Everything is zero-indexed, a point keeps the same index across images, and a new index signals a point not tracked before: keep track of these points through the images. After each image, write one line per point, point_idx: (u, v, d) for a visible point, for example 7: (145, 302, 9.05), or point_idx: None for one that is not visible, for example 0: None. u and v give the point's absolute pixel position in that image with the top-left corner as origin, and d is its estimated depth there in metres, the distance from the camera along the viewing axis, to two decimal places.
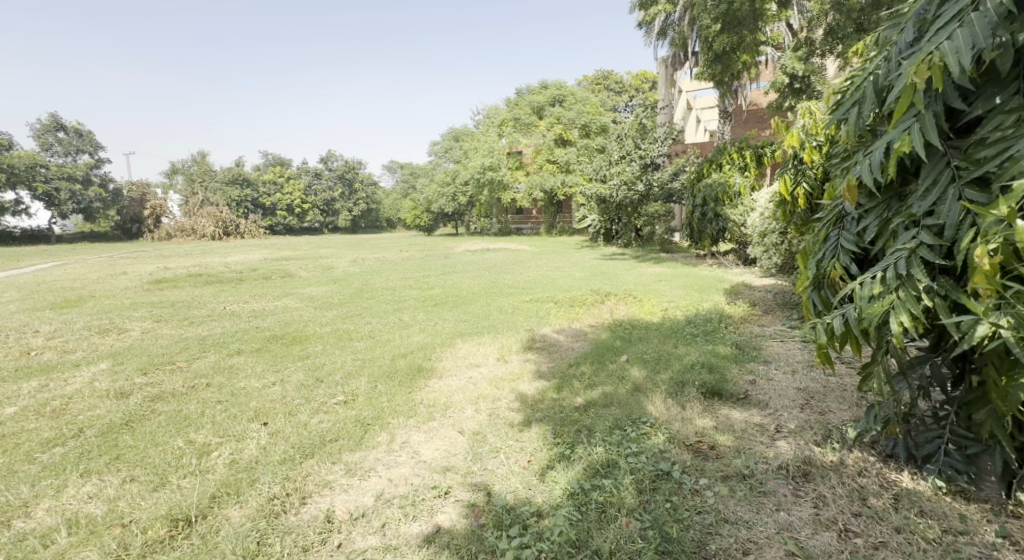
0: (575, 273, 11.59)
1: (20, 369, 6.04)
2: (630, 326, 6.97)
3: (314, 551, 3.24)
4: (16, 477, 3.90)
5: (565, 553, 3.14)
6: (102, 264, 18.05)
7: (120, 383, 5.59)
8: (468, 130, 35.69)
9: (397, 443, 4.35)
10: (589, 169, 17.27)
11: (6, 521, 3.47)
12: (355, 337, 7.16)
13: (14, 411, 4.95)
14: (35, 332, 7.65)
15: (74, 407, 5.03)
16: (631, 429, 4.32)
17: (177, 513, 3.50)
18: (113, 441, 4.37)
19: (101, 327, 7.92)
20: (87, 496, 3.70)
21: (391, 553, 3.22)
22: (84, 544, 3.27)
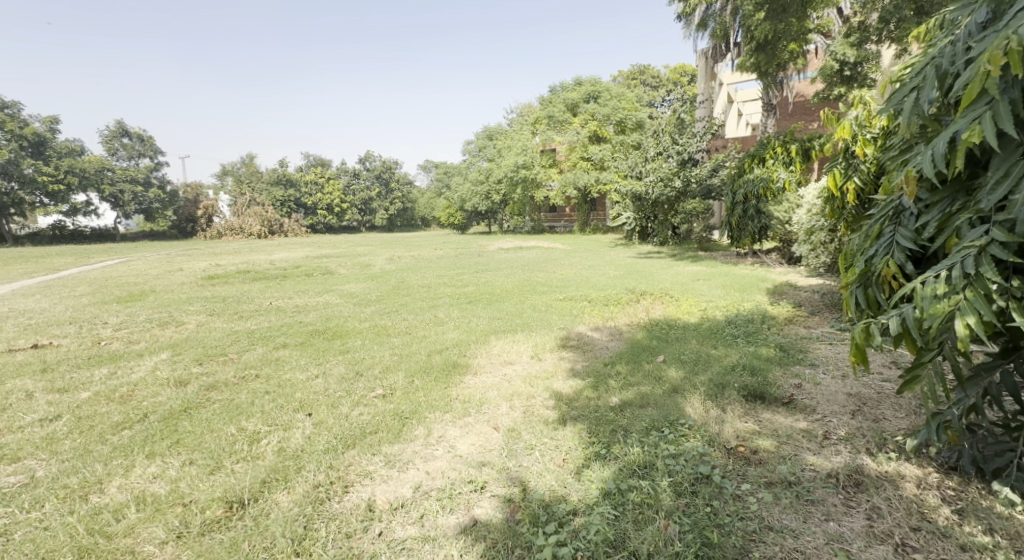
0: (610, 271, 11.45)
1: (90, 357, 6.37)
2: (667, 325, 6.81)
3: (356, 538, 3.29)
4: (91, 455, 4.11)
5: (603, 552, 3.09)
6: (159, 261, 18.89)
7: (178, 372, 5.83)
8: (502, 129, 35.74)
9: (434, 437, 4.37)
10: (624, 165, 17.00)
11: (82, 496, 3.66)
12: (393, 333, 7.25)
13: (87, 396, 5.21)
14: (103, 324, 8.07)
15: (139, 394, 5.26)
16: (668, 430, 4.22)
17: (232, 496, 3.61)
18: (174, 426, 4.55)
19: (161, 319, 8.29)
20: (152, 476, 3.87)
21: (429, 543, 3.24)
22: (151, 520, 3.43)
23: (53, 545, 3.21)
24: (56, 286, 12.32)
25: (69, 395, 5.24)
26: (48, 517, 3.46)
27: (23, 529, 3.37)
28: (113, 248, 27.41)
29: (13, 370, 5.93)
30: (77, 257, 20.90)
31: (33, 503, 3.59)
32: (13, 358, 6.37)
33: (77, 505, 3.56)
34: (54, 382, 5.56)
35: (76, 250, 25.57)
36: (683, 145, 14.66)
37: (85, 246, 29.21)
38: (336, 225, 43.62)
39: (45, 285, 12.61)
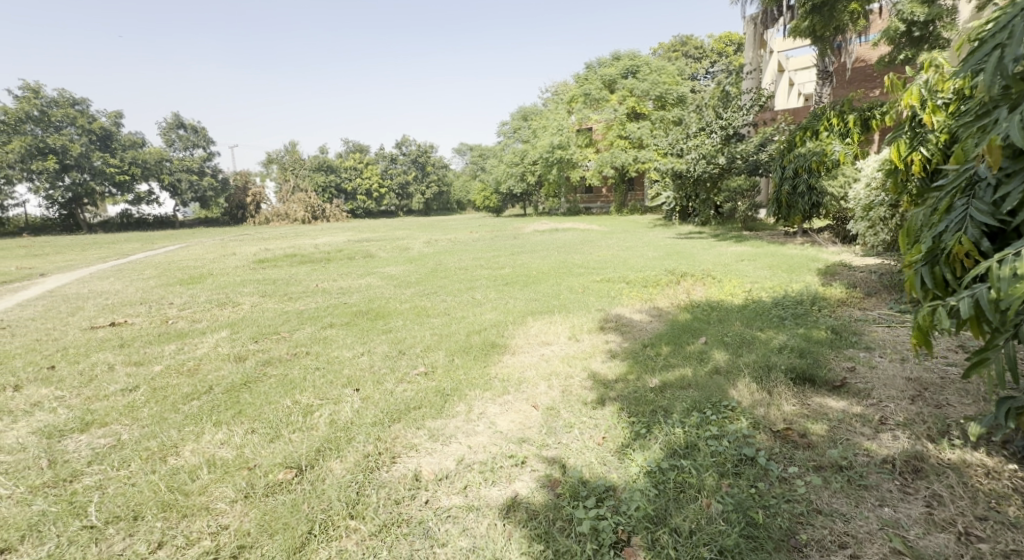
0: (649, 252, 11.22)
1: (159, 334, 6.69)
2: (709, 307, 6.63)
3: (404, 505, 3.36)
4: (166, 423, 4.34)
5: (645, 528, 3.07)
6: (214, 246, 19.67)
7: (237, 348, 6.07)
8: (537, 109, 35.22)
9: (475, 414, 4.40)
10: (664, 143, 16.51)
11: (161, 458, 3.88)
12: (433, 313, 7.32)
13: (159, 369, 5.49)
14: (169, 304, 8.48)
15: (204, 368, 5.50)
16: (711, 411, 4.13)
17: (291, 462, 3.75)
18: (236, 397, 4.74)
19: (219, 300, 8.64)
20: (219, 442, 4.06)
21: (473, 513, 3.29)
22: (222, 481, 3.59)
23: (140, 500, 3.41)
24: (125, 269, 13.01)
25: (143, 368, 5.54)
26: (135, 475, 3.68)
27: (113, 484, 3.58)
28: (171, 234, 28.76)
29: (94, 345, 6.30)
30: (141, 243, 22.07)
31: (119, 464, 3.81)
32: (93, 334, 6.77)
33: (158, 465, 3.77)
34: (130, 356, 5.88)
35: (137, 237, 26.81)
36: (728, 120, 14.06)
37: (146, 233, 30.79)
38: (374, 210, 44.28)
39: (116, 268, 13.34)
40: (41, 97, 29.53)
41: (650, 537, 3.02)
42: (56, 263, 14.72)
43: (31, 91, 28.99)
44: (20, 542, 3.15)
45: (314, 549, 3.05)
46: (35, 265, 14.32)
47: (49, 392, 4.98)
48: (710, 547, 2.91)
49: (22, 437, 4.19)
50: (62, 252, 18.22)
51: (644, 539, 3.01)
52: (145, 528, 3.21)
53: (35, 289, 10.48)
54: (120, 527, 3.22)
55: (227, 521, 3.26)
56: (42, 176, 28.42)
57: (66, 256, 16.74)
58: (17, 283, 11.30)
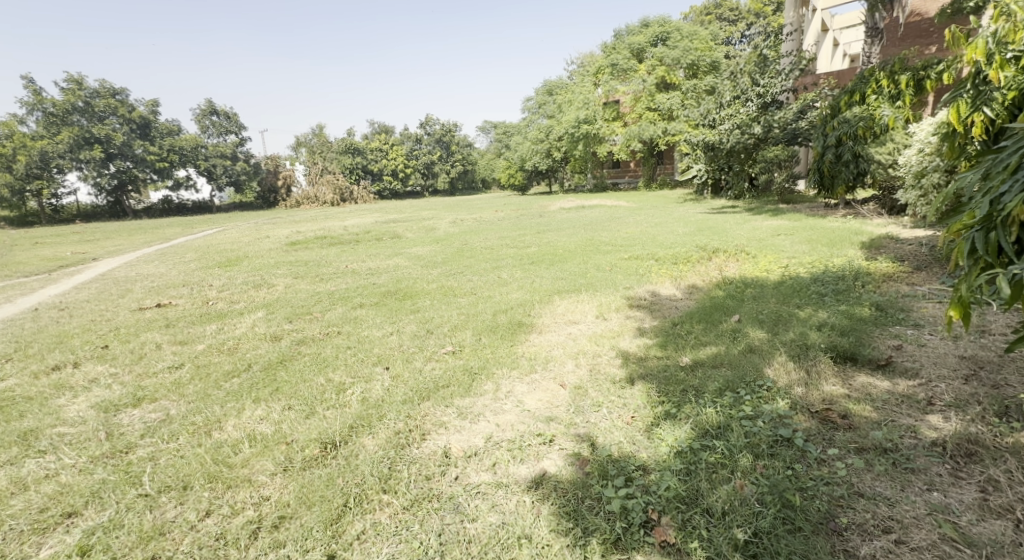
0: (679, 228, 10.94)
1: (201, 315, 6.85)
2: (743, 283, 6.41)
3: (434, 481, 3.37)
4: (210, 399, 4.44)
5: (676, 507, 3.01)
6: (247, 229, 20.04)
7: (273, 328, 6.17)
8: (563, 83, 34.41)
9: (503, 392, 4.37)
10: (695, 113, 15.94)
11: (206, 432, 3.97)
12: (460, 293, 7.29)
13: (202, 348, 5.62)
14: (209, 286, 8.67)
15: (243, 347, 5.61)
16: (745, 391, 4.01)
17: (326, 438, 3.79)
18: (273, 375, 4.82)
19: (254, 281, 8.79)
20: (259, 418, 4.13)
21: (503, 489, 3.27)
22: (262, 454, 3.66)
23: (188, 471, 3.50)
24: (168, 253, 13.37)
25: (188, 347, 5.69)
26: (183, 448, 3.78)
27: (165, 456, 3.70)
28: (209, 218, 29.47)
29: (142, 325, 6.50)
30: (180, 228, 22.61)
31: (167, 438, 3.91)
32: (141, 315, 6.98)
33: (204, 439, 3.87)
34: (175, 336, 6.04)
35: (178, 222, 27.52)
36: (765, 86, 13.56)
37: (186, 217, 31.64)
38: (401, 191, 44.32)
39: (160, 253, 13.73)
40: (85, 88, 30.27)
41: (681, 517, 2.96)
42: (104, 248, 15.23)
43: (75, 82, 29.85)
44: (85, 507, 3.27)
45: (349, 522, 3.08)
46: (87, 250, 14.88)
47: (103, 370, 5.14)
48: (745, 528, 2.84)
49: (82, 411, 4.36)
50: (110, 237, 18.94)
51: (675, 519, 2.95)
52: (194, 497, 3.29)
53: (86, 273, 10.85)
54: (171, 496, 3.31)
55: (268, 492, 3.32)
56: (90, 165, 29.39)
57: (114, 241, 17.31)
58: (71, 267, 11.73)
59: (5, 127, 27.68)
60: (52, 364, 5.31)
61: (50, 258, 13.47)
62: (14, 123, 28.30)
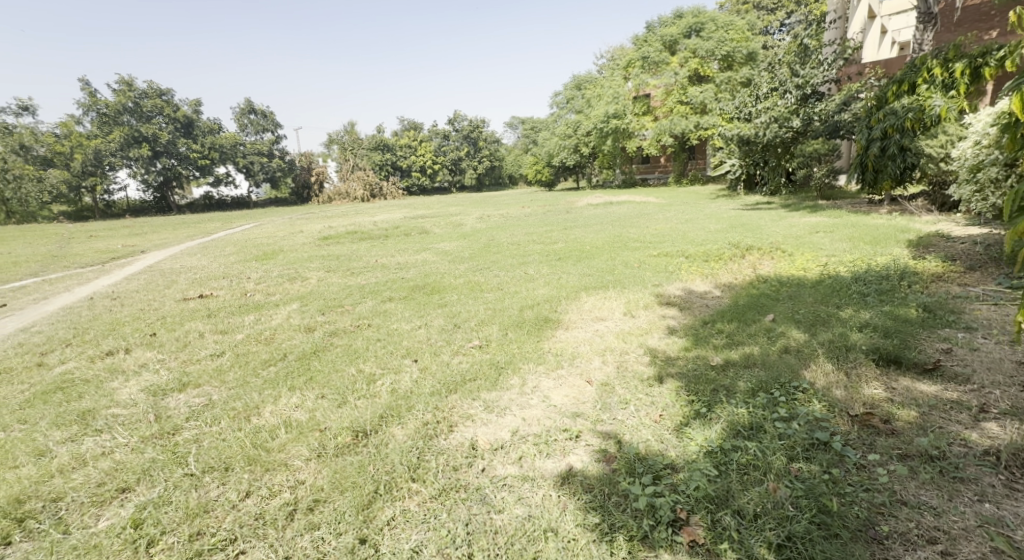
0: (711, 224, 10.69)
1: (240, 306, 7.00)
2: (779, 282, 6.21)
3: (461, 472, 3.37)
4: (249, 386, 4.52)
5: (705, 507, 2.94)
6: (282, 224, 20.49)
7: (307, 319, 6.26)
8: (592, 77, 34.00)
9: (529, 387, 4.32)
10: (729, 106, 15.52)
11: (245, 417, 4.05)
12: (487, 288, 7.26)
13: (241, 337, 5.73)
14: (247, 278, 8.86)
15: (279, 337, 5.70)
16: (779, 392, 3.87)
17: (357, 426, 3.82)
18: (307, 365, 4.87)
19: (289, 274, 8.95)
20: (294, 405, 4.19)
21: (529, 482, 3.26)
22: (298, 440, 3.70)
23: (229, 453, 3.58)
24: (210, 247, 13.76)
25: (228, 336, 5.81)
26: (224, 431, 3.86)
27: (208, 438, 3.78)
28: (246, 214, 30.30)
29: (186, 315, 6.67)
30: (220, 222, 23.29)
31: (208, 421, 4.00)
32: (186, 305, 7.18)
33: (243, 423, 3.94)
34: (217, 325, 6.18)
35: (219, 217, 28.36)
36: (804, 77, 13.20)
37: (224, 212, 32.63)
38: (429, 187, 44.57)
39: (202, 246, 14.16)
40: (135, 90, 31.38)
41: (711, 517, 2.89)
42: (151, 241, 15.80)
43: (126, 84, 30.96)
44: (137, 483, 3.39)
45: (379, 508, 3.11)
46: (137, 243, 15.48)
47: (152, 356, 5.29)
48: (778, 532, 2.76)
49: (133, 394, 4.50)
50: (157, 231, 19.70)
51: (704, 519, 2.89)
52: (234, 478, 3.37)
53: (135, 265, 11.24)
54: (214, 476, 3.40)
55: (303, 476, 3.36)
56: (139, 162, 30.63)
57: (161, 235, 17.95)
58: (121, 259, 12.17)
59: (63, 128, 29.06)
60: (105, 350, 5.49)
61: (103, 250, 14.05)
62: (71, 122, 29.62)
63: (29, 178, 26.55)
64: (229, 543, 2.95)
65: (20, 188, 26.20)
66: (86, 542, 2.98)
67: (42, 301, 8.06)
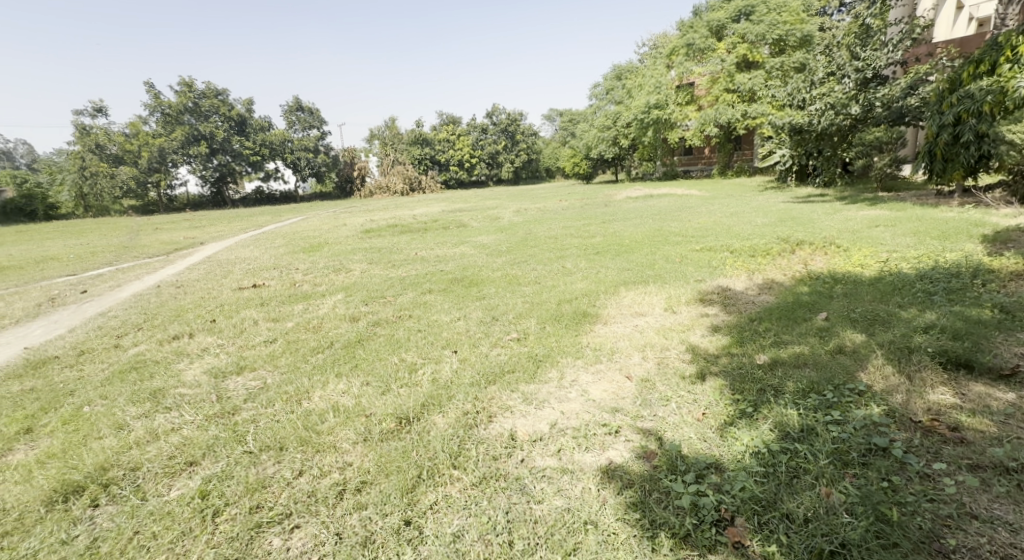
0: (758, 218, 10.27)
1: (290, 295, 7.17)
2: (833, 279, 5.88)
3: (501, 461, 3.37)
4: (299, 371, 4.61)
5: (751, 508, 2.87)
6: (326, 218, 20.95)
7: (351, 309, 6.34)
8: (634, 67, 33.27)
9: (567, 380, 4.22)
10: (781, 93, 14.83)
11: (297, 400, 4.13)
12: (525, 281, 7.18)
13: (291, 325, 5.86)
14: (295, 269, 9.06)
15: (326, 326, 5.79)
16: (832, 394, 3.65)
17: (400, 413, 3.85)
18: (352, 353, 4.92)
19: (334, 266, 9.11)
20: (341, 391, 4.24)
21: (568, 475, 3.24)
22: (346, 424, 3.76)
23: (283, 434, 3.68)
24: (261, 238, 14.21)
25: (280, 324, 5.94)
26: (278, 413, 3.96)
27: (264, 419, 3.89)
28: (293, 207, 31.20)
29: (241, 303, 6.88)
30: (270, 216, 24.05)
31: (264, 403, 4.11)
32: (241, 293, 7.40)
33: (295, 406, 4.03)
34: (269, 313, 6.34)
35: (270, 210, 29.30)
36: (866, 59, 12.28)
37: (272, 207, 33.79)
38: (466, 180, 44.75)
39: (253, 238, 14.64)
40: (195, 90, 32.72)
41: (758, 519, 2.82)
42: (207, 234, 16.44)
43: (186, 85, 32.23)
44: (203, 458, 3.52)
45: (423, 492, 3.16)
46: (196, 235, 16.18)
47: (212, 341, 5.46)
48: (830, 539, 2.68)
49: (197, 375, 4.67)
50: (212, 224, 20.55)
51: (750, 520, 2.82)
52: (289, 457, 3.47)
53: (195, 255, 11.69)
54: (270, 455, 3.50)
55: (351, 458, 3.43)
56: (198, 159, 32.14)
57: (216, 227, 18.72)
58: (182, 250, 12.74)
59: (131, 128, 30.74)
60: (171, 334, 5.72)
61: (166, 241, 14.75)
62: (139, 123, 31.18)
63: (102, 175, 28.93)
64: (285, 517, 3.05)
65: (96, 184, 28.85)
66: (160, 508, 3.12)
67: (115, 288, 8.48)
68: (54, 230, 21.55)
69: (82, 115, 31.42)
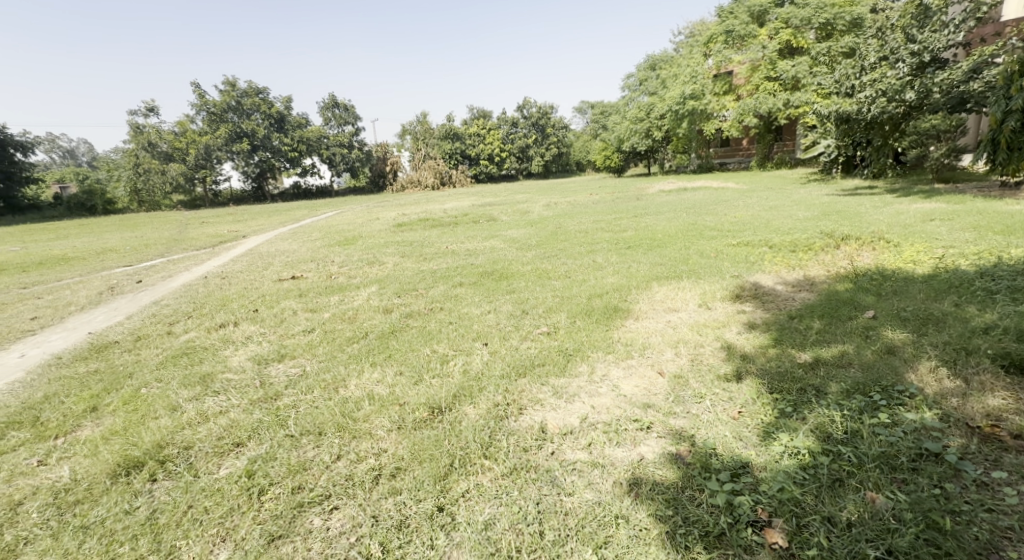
0: (800, 211, 9.89)
1: (326, 287, 7.26)
2: (881, 275, 5.58)
3: (532, 453, 3.31)
4: (336, 359, 4.65)
5: (790, 510, 2.76)
6: (359, 212, 21.26)
7: (385, 301, 6.36)
8: (668, 56, 32.52)
9: (598, 375, 4.13)
10: (828, 80, 14.16)
11: (334, 387, 4.16)
12: (555, 276, 7.08)
13: (328, 316, 5.92)
14: (331, 262, 9.19)
15: (361, 317, 5.83)
16: (879, 395, 3.46)
17: (433, 402, 3.83)
18: (386, 343, 4.93)
19: (367, 259, 9.18)
20: (375, 380, 4.25)
21: (599, 469, 3.16)
22: (381, 412, 3.76)
23: (322, 419, 3.71)
24: (299, 232, 14.51)
25: (317, 314, 6.02)
26: (317, 399, 4.00)
27: (304, 405, 3.93)
28: (328, 202, 31.78)
29: (281, 293, 7.00)
30: (307, 211, 24.52)
31: (303, 389, 4.15)
32: (281, 285, 7.54)
33: (333, 394, 4.06)
34: (307, 304, 6.43)
35: (308, 205, 29.90)
36: (922, 42, 11.45)
37: (309, 202, 34.51)
38: (496, 175, 44.71)
39: (291, 231, 14.96)
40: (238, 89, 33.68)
41: (797, 521, 2.72)
42: (248, 227, 16.90)
43: (230, 84, 33.18)
44: (248, 439, 3.58)
45: (455, 480, 3.13)
46: (238, 228, 16.66)
47: (254, 329, 5.56)
48: (876, 544, 2.57)
49: (242, 361, 4.76)
50: (251, 218, 21.13)
51: (789, 522, 2.72)
52: (328, 442, 3.48)
53: (238, 248, 11.99)
54: (310, 439, 3.53)
55: (385, 445, 3.43)
56: (240, 156, 32.94)
57: (257, 221, 19.25)
58: (226, 242, 13.13)
59: (180, 126, 31.94)
60: (218, 322, 5.85)
61: (211, 234, 15.25)
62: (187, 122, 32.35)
63: (154, 171, 30.23)
64: (325, 498, 3.06)
65: (149, 180, 30.20)
66: (212, 485, 3.18)
67: (165, 278, 8.76)
68: (109, 223, 22.58)
69: (137, 116, 32.81)
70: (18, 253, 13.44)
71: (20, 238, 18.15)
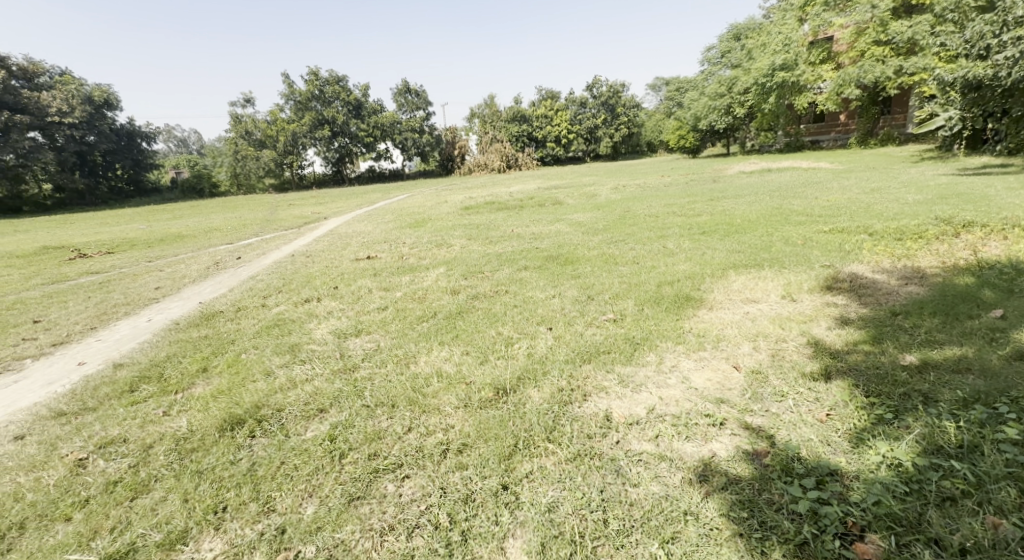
0: (909, 194, 8.83)
1: (398, 267, 7.27)
2: (1013, 269, 4.79)
3: (595, 441, 3.07)
4: (408, 337, 4.59)
5: (889, 527, 2.39)
6: (429, 195, 21.52)
7: (453, 283, 6.26)
8: (755, 25, 30.32)
9: (666, 365, 3.79)
10: (958, 40, 12.48)
11: (406, 363, 4.10)
12: (622, 261, 6.70)
13: (400, 295, 5.91)
14: (403, 243, 9.25)
15: (430, 297, 5.76)
16: (1006, 407, 2.91)
17: (498, 383, 3.66)
18: (453, 323, 4.82)
19: (436, 241, 9.16)
20: (444, 358, 4.15)
21: (668, 463, 2.87)
22: (449, 389, 3.64)
23: (395, 392, 3.63)
24: (374, 214, 14.85)
25: (390, 293, 6.02)
26: (390, 373, 3.94)
27: (379, 377, 3.89)
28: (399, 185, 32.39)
29: (358, 272, 7.10)
30: (382, 193, 25.12)
31: (377, 363, 4.12)
32: (357, 264, 7.65)
33: (405, 369, 3.99)
34: (381, 283, 6.45)
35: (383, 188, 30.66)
36: None
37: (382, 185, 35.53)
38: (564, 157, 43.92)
39: (366, 213, 15.35)
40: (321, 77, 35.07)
41: (896, 539, 2.35)
42: (329, 209, 17.55)
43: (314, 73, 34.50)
44: (330, 406, 3.57)
45: (519, 461, 2.95)
46: (321, 210, 17.36)
47: (335, 305, 5.64)
48: None
49: (324, 334, 4.81)
50: (329, 201, 21.98)
51: (886, 539, 2.36)
52: (401, 414, 3.41)
53: (320, 228, 12.42)
54: (384, 410, 3.46)
55: (452, 422, 3.29)
56: (322, 141, 34.42)
57: (334, 203, 19.99)
58: (310, 223, 13.70)
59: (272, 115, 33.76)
60: (303, 296, 6.00)
61: (297, 215, 15.98)
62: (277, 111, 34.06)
63: (250, 157, 32.25)
64: (398, 466, 2.98)
65: (246, 165, 32.31)
66: (300, 445, 3.19)
67: (260, 255, 9.18)
68: (213, 205, 24.41)
69: (236, 106, 34.93)
70: (145, 230, 14.79)
71: (143, 217, 19.99)
